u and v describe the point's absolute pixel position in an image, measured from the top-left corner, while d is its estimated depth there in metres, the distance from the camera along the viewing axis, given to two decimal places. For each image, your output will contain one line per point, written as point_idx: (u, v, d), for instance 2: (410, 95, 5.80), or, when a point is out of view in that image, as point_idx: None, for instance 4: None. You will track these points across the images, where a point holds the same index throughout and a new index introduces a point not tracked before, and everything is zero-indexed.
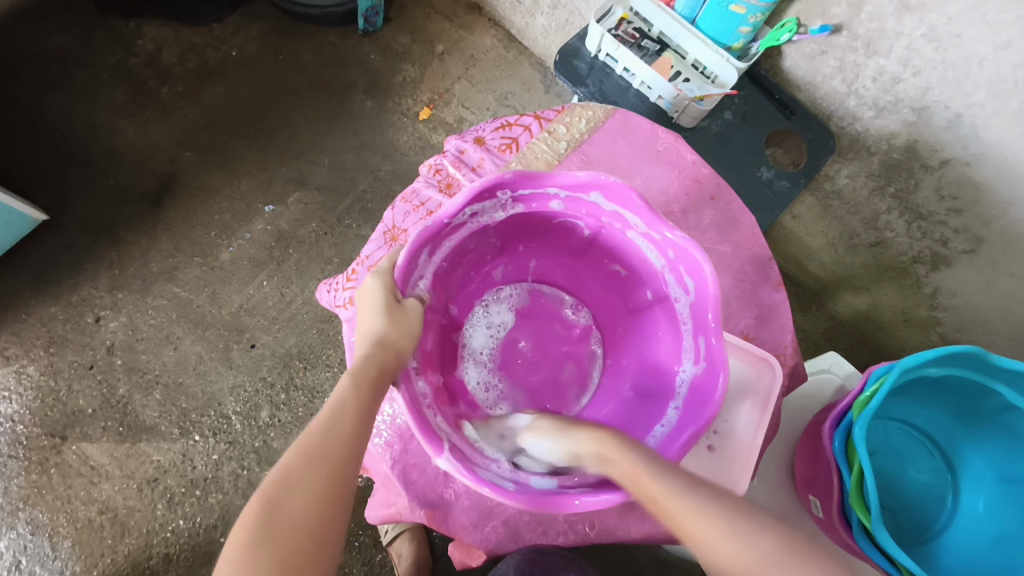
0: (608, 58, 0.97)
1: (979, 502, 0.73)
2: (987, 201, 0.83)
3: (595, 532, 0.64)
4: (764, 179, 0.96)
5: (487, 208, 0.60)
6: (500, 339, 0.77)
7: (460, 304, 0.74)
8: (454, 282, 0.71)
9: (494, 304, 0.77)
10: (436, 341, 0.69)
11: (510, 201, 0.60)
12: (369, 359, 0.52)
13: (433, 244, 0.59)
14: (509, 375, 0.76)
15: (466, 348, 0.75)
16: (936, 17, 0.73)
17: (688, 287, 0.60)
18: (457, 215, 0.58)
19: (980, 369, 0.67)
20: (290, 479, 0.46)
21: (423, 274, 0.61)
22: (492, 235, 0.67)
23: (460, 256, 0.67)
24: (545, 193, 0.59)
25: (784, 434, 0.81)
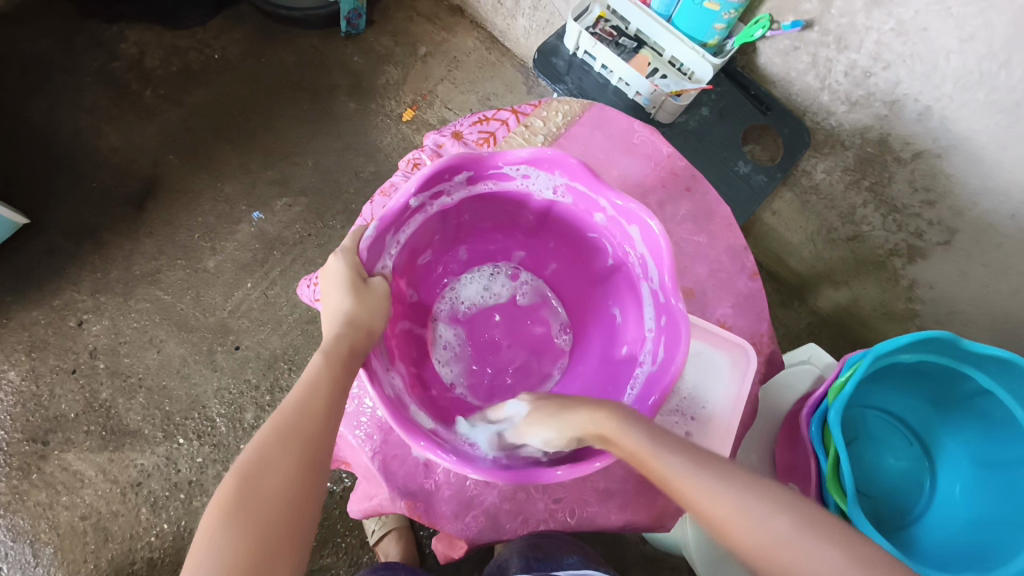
0: (586, 56, 0.99)
1: (955, 487, 0.75)
2: (959, 192, 0.85)
3: (575, 521, 0.64)
4: (741, 173, 0.97)
5: (543, 183, 0.62)
6: (481, 304, 0.78)
7: (472, 253, 0.76)
8: (471, 233, 0.72)
9: (502, 277, 0.79)
10: (427, 263, 0.72)
11: (562, 187, 0.62)
12: (340, 338, 0.52)
13: (475, 180, 0.61)
14: (469, 343, 0.77)
15: (454, 291, 0.77)
16: (903, 11, 0.74)
17: (659, 352, 0.59)
18: (510, 164, 0.59)
19: (952, 354, 0.68)
20: (268, 461, 0.46)
21: (450, 194, 0.62)
22: (515, 209, 0.68)
23: (487, 213, 0.68)
24: (596, 200, 0.61)
25: (764, 424, 0.81)
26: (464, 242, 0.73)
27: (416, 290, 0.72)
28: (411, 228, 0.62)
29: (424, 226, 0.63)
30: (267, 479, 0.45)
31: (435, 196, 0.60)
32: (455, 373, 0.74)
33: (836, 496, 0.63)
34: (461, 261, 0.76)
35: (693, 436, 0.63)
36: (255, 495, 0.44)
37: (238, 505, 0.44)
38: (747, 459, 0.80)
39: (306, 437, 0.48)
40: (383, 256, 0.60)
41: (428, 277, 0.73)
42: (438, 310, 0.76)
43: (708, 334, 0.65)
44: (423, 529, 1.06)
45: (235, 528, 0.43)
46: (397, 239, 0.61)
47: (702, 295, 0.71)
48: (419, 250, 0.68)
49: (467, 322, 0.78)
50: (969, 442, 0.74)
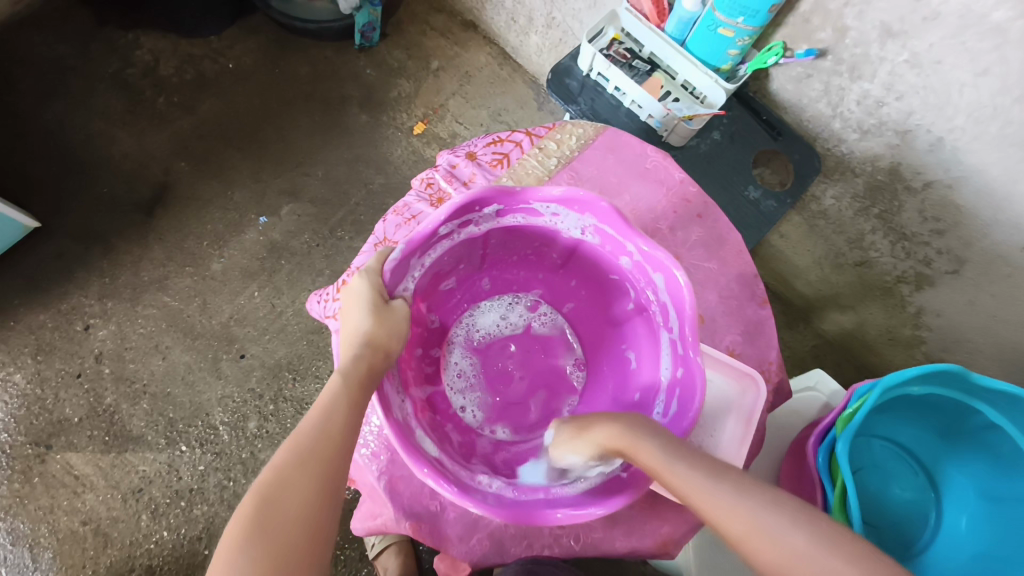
0: (599, 77, 0.99)
1: (961, 519, 0.74)
2: (969, 223, 0.85)
3: (580, 545, 0.64)
4: (751, 198, 0.97)
5: (572, 222, 0.62)
6: (496, 334, 0.78)
7: (494, 282, 0.77)
8: (496, 263, 0.73)
9: (521, 305, 0.79)
10: (449, 288, 0.73)
11: (591, 227, 0.62)
12: (359, 359, 0.54)
13: (505, 211, 0.61)
14: (481, 372, 0.77)
15: (471, 319, 0.78)
16: (918, 44, 0.75)
17: (672, 402, 0.60)
18: (541, 203, 0.60)
19: (961, 387, 0.68)
20: (284, 478, 0.47)
21: (477, 224, 0.62)
22: (542, 244, 0.69)
23: (514, 244, 0.69)
24: (624, 244, 0.61)
25: (769, 451, 0.81)
26: (488, 271, 0.74)
27: (435, 314, 0.73)
28: (436, 251, 0.62)
29: (449, 252, 0.64)
30: (285, 499, 0.46)
31: (464, 224, 0.61)
32: (466, 402, 0.74)
33: (842, 529, 0.63)
34: (484, 289, 0.77)
35: None
36: (274, 516, 0.45)
37: (258, 525, 0.44)
38: None
39: (324, 460, 0.49)
40: (406, 277, 0.61)
41: (449, 301, 0.75)
42: (453, 337, 0.77)
43: (716, 362, 0.65)
44: (423, 544, 1.05)
45: (253, 546, 0.44)
46: (422, 261, 0.62)
47: (710, 323, 0.71)
48: (444, 276, 0.69)
49: (481, 351, 0.78)
50: (976, 474, 0.74)
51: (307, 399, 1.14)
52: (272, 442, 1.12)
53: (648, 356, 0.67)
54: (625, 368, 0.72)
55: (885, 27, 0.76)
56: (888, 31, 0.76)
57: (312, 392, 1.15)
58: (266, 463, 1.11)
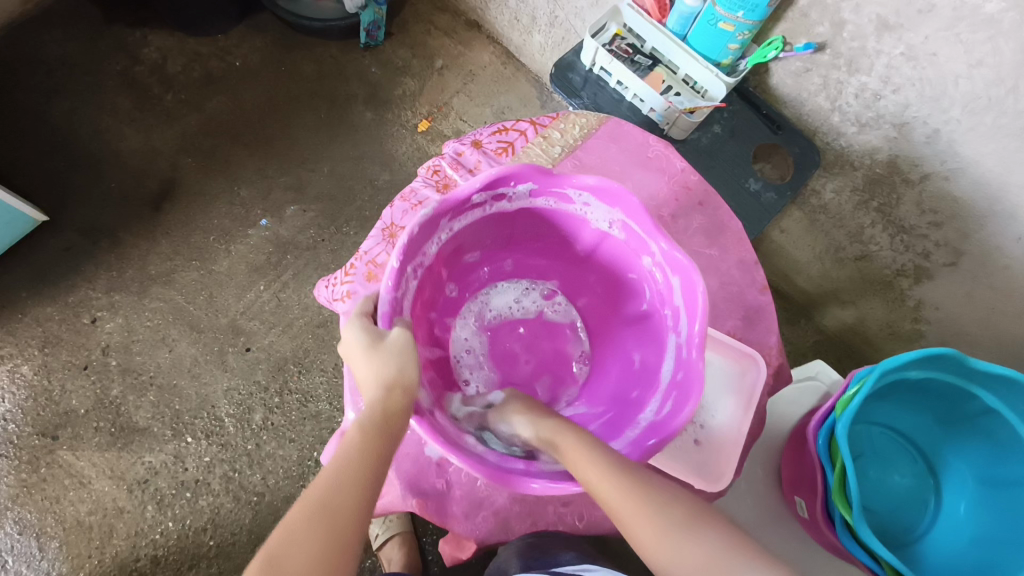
0: (602, 72, 1.01)
1: (960, 505, 0.75)
2: (965, 214, 0.87)
3: (584, 524, 0.65)
4: (752, 190, 0.99)
5: (602, 214, 0.65)
6: (509, 317, 0.79)
7: (514, 264, 0.78)
8: (520, 245, 0.74)
9: (534, 293, 0.80)
10: (471, 262, 0.74)
11: (619, 222, 0.64)
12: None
13: (539, 192, 0.63)
14: (488, 351, 0.78)
15: (487, 298, 0.78)
16: (913, 36, 0.77)
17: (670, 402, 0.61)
18: (575, 188, 0.62)
19: (958, 372, 0.69)
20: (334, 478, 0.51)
21: (510, 200, 0.64)
22: (568, 233, 0.70)
23: (542, 229, 0.71)
24: (649, 243, 0.63)
25: (770, 437, 0.82)
26: (512, 253, 0.76)
27: (454, 285, 0.74)
28: (466, 219, 0.64)
29: (474, 225, 0.66)
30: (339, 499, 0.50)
31: (497, 198, 0.62)
32: (470, 377, 0.75)
33: (842, 509, 0.64)
34: (505, 270, 0.78)
35: (701, 444, 0.64)
36: (328, 525, 0.48)
37: (309, 531, 0.48)
38: (753, 472, 0.80)
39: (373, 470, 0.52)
40: (434, 236, 0.62)
41: (468, 275, 0.75)
42: (467, 312, 0.77)
43: (719, 343, 0.67)
44: (427, 535, 1.06)
45: (311, 533, 0.48)
46: (451, 226, 0.63)
47: (712, 307, 0.72)
48: (467, 249, 0.70)
49: (491, 330, 0.78)
50: (974, 460, 0.75)
51: (312, 392, 1.16)
52: (278, 434, 1.13)
53: (654, 357, 0.68)
54: (628, 368, 0.72)
55: (881, 20, 0.78)
56: (884, 24, 0.78)
57: (317, 385, 1.16)
58: (271, 454, 1.12)
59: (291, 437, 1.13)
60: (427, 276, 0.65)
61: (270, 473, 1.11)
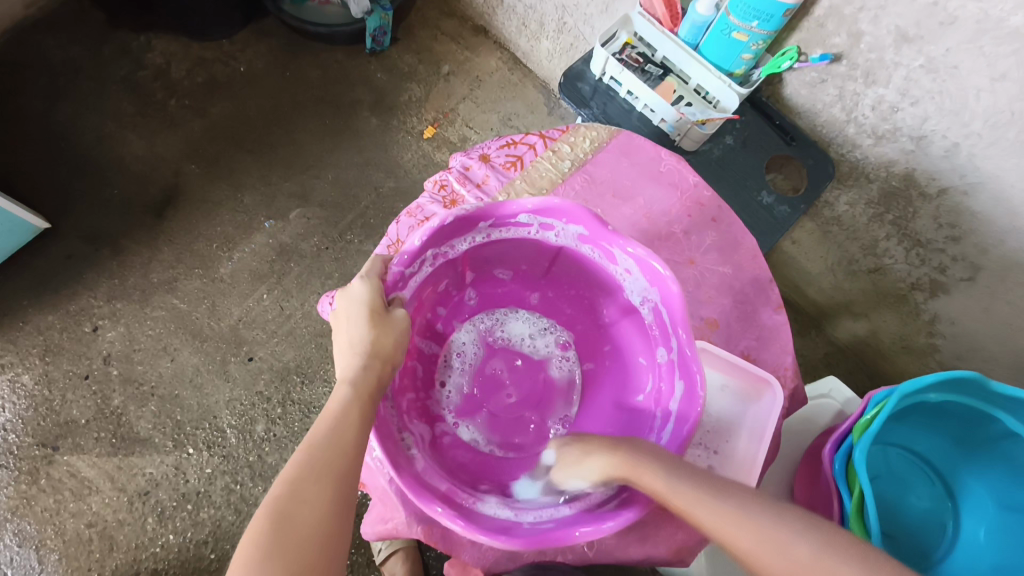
0: (612, 82, 1.00)
1: (980, 530, 0.73)
2: (985, 230, 0.85)
3: (592, 552, 0.63)
4: (765, 204, 0.97)
5: (638, 286, 0.65)
6: (515, 345, 0.75)
7: (540, 299, 0.76)
8: (552, 283, 0.74)
9: (543, 338, 0.76)
10: (499, 277, 0.75)
11: (650, 300, 0.64)
12: (367, 369, 0.55)
13: (586, 240, 0.64)
14: (477, 371, 0.74)
15: (504, 320, 0.76)
16: (934, 49, 0.74)
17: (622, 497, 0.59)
18: (621, 253, 0.63)
19: (979, 395, 0.67)
20: (297, 491, 0.47)
21: (558, 233, 0.64)
22: (597, 285, 0.70)
23: (581, 276, 0.71)
24: (670, 334, 0.62)
25: (783, 458, 0.80)
26: (542, 288, 0.75)
27: (475, 292, 0.75)
28: (504, 233, 0.65)
29: (505, 243, 0.67)
30: (301, 514, 0.46)
31: (545, 227, 0.64)
32: (448, 380, 0.73)
33: (860, 538, 0.62)
34: (530, 301, 0.76)
35: (713, 471, 0.62)
36: (292, 528, 0.45)
37: (273, 534, 0.45)
38: (766, 494, 0.79)
39: (337, 468, 0.49)
40: (471, 233, 0.63)
41: (494, 290, 0.76)
42: (479, 320, 0.76)
43: (732, 366, 0.65)
44: (431, 550, 1.05)
45: (269, 559, 0.44)
46: (489, 233, 0.64)
47: (726, 328, 0.70)
48: (497, 264, 0.72)
49: (491, 350, 0.75)
50: (994, 484, 0.73)
51: (315, 402, 1.14)
52: (280, 445, 1.11)
53: (633, 439, 0.65)
54: None
55: (900, 32, 0.76)
56: (904, 36, 0.76)
57: (320, 395, 1.15)
58: (273, 466, 1.10)
59: (293, 448, 1.11)
60: (448, 266, 0.66)
61: (272, 485, 1.09)
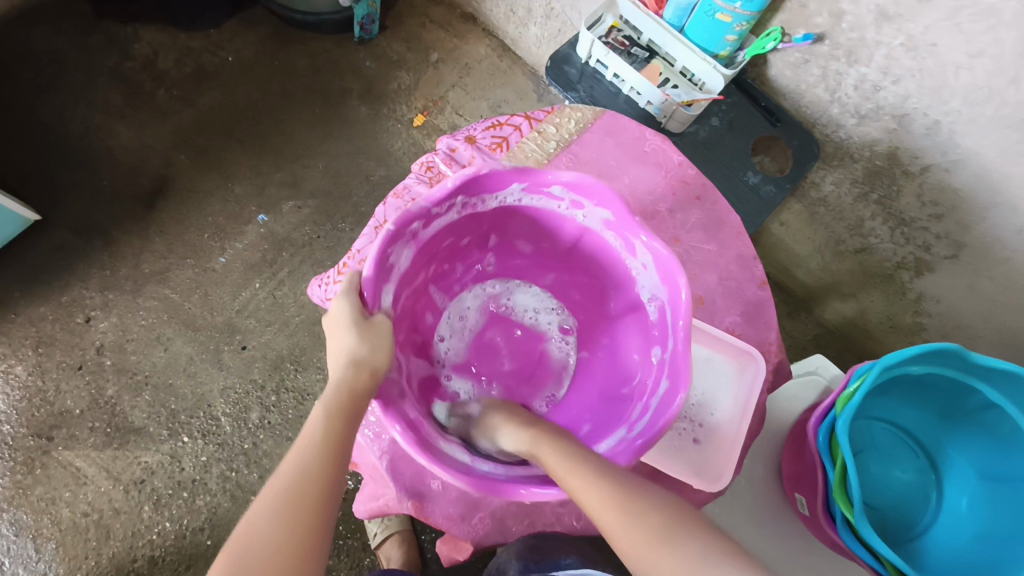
0: (598, 65, 1.00)
1: (961, 501, 0.74)
2: (966, 207, 0.86)
3: (581, 525, 0.64)
4: (751, 184, 0.98)
5: (649, 283, 0.63)
6: (518, 317, 0.78)
7: (553, 280, 0.77)
8: (569, 267, 0.74)
9: (548, 320, 0.78)
10: (519, 249, 0.73)
11: (657, 298, 0.62)
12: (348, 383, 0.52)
13: (611, 226, 0.62)
14: (476, 333, 0.77)
15: (513, 291, 0.78)
16: (913, 27, 0.75)
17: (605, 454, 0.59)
18: (641, 249, 0.61)
19: (958, 367, 0.68)
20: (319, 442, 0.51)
21: (586, 214, 0.63)
22: (612, 279, 0.69)
23: (592, 259, 0.70)
24: (669, 336, 0.59)
25: (769, 433, 0.81)
26: (557, 270, 0.75)
27: (494, 256, 0.74)
28: (535, 200, 0.62)
29: (533, 214, 0.65)
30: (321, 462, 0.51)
31: (576, 204, 0.62)
32: (446, 335, 0.75)
33: (843, 507, 0.64)
34: (543, 280, 0.78)
35: (700, 444, 0.63)
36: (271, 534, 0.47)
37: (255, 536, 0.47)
38: (753, 469, 0.80)
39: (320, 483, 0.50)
40: (503, 190, 0.60)
41: (510, 261, 0.76)
42: (490, 284, 0.78)
43: (716, 340, 0.66)
44: (426, 533, 1.06)
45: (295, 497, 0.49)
46: (521, 198, 0.62)
47: (710, 304, 0.71)
48: (507, 237, 0.70)
49: (493, 317, 0.78)
50: (976, 456, 0.74)
51: (309, 390, 1.15)
52: (274, 432, 1.12)
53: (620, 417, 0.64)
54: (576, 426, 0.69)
55: (880, 10, 0.76)
56: (884, 14, 0.77)
57: (314, 383, 1.15)
58: (268, 454, 1.11)
59: (288, 436, 1.12)
60: (472, 221, 0.64)
61: (267, 472, 1.10)
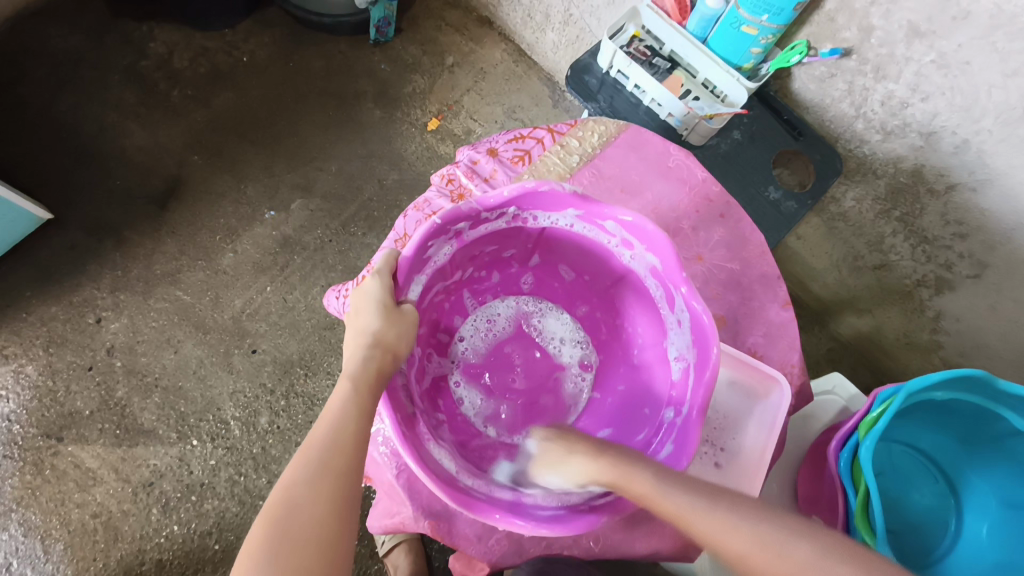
0: (619, 75, 0.98)
1: (982, 528, 0.73)
2: (992, 227, 0.84)
3: (599, 547, 0.64)
4: (772, 198, 0.95)
5: (680, 342, 0.62)
6: (542, 339, 0.77)
7: (586, 311, 0.76)
8: (604, 301, 0.74)
9: (570, 348, 0.76)
10: (560, 273, 0.75)
11: (685, 354, 0.62)
12: (367, 361, 0.54)
13: (655, 273, 0.62)
14: (497, 344, 0.76)
15: (545, 313, 0.77)
16: (946, 44, 0.74)
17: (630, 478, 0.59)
18: (681, 305, 0.61)
19: (986, 394, 0.67)
20: (335, 432, 0.51)
21: (632, 255, 0.63)
22: (644, 321, 0.69)
23: (624, 294, 0.70)
24: (687, 394, 0.59)
25: (788, 454, 0.80)
26: (591, 301, 0.75)
27: (533, 276, 0.76)
28: (586, 229, 0.64)
29: (577, 242, 0.66)
30: (338, 447, 0.50)
31: (626, 244, 0.63)
32: (468, 336, 0.75)
33: (865, 534, 0.62)
34: (576, 310, 0.77)
35: (721, 468, 0.62)
36: (289, 532, 0.45)
37: (272, 539, 0.45)
38: (769, 490, 0.79)
39: (339, 477, 0.49)
40: (558, 213, 0.62)
41: (548, 282, 0.76)
42: (524, 300, 0.77)
43: (739, 363, 0.65)
44: (433, 542, 1.05)
45: (310, 487, 0.47)
46: (573, 222, 0.63)
47: (733, 324, 0.70)
48: (543, 255, 0.72)
49: (519, 332, 0.77)
50: (998, 483, 0.73)
51: (319, 395, 1.14)
52: (283, 437, 1.12)
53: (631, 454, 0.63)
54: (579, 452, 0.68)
55: (912, 26, 0.75)
56: (915, 30, 0.75)
57: (324, 388, 1.15)
58: (277, 459, 1.11)
59: (297, 441, 1.12)
60: (516, 232, 0.66)
61: (275, 477, 1.10)
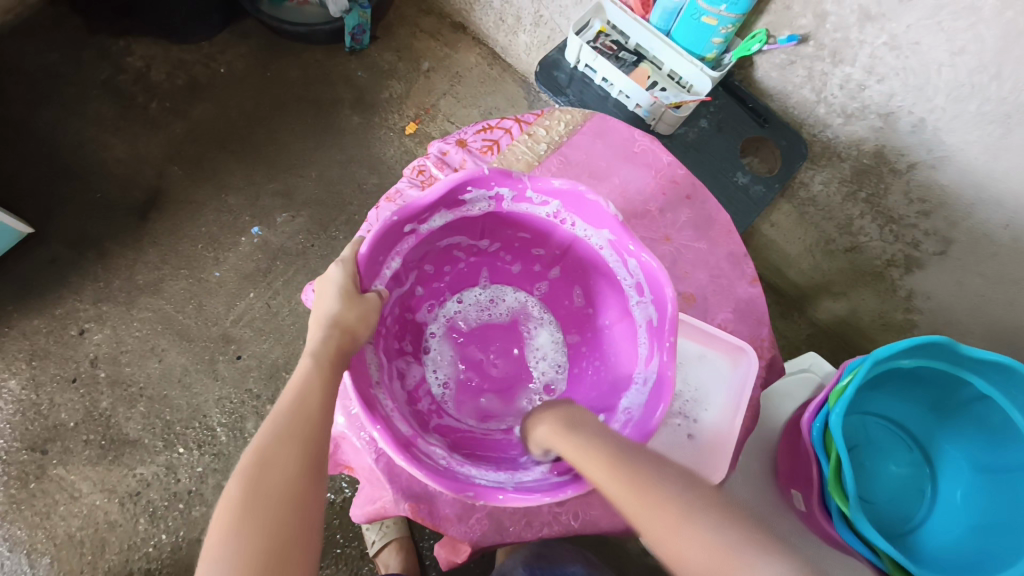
0: (587, 69, 1.02)
1: (957, 493, 0.75)
2: (953, 203, 0.87)
3: (579, 523, 0.64)
4: (741, 184, 0.99)
5: (636, 400, 0.62)
6: (527, 347, 0.78)
7: (575, 338, 0.77)
8: (593, 334, 0.75)
9: (543, 362, 0.77)
10: (573, 295, 0.76)
11: (637, 403, 0.61)
12: (326, 340, 0.55)
13: (649, 328, 0.63)
14: (487, 322, 0.80)
15: (542, 325, 0.79)
16: (896, 26, 0.77)
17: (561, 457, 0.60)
18: (653, 367, 0.61)
19: (952, 360, 0.68)
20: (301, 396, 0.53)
21: (638, 304, 0.64)
22: (621, 349, 0.69)
23: (617, 330, 0.70)
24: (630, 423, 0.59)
25: (765, 431, 0.81)
26: (584, 332, 0.76)
27: (548, 287, 0.78)
28: (612, 257, 0.66)
29: (589, 254, 0.68)
30: (308, 403, 0.52)
31: (638, 290, 0.64)
32: (466, 301, 0.79)
33: (838, 501, 0.64)
34: (569, 336, 0.78)
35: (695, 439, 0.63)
36: (260, 493, 0.47)
37: (246, 495, 0.47)
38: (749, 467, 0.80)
39: (307, 439, 0.51)
40: (595, 229, 0.65)
41: (557, 295, 0.78)
42: (532, 302, 0.80)
43: (709, 336, 0.66)
44: (424, 540, 1.06)
45: (283, 446, 0.50)
46: (604, 245, 0.65)
47: (702, 301, 0.72)
48: (553, 264, 0.74)
49: (512, 325, 0.80)
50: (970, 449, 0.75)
51: None
52: None
53: None
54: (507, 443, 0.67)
55: (863, 10, 0.78)
56: (867, 14, 0.78)
57: None
58: None
59: None
60: (548, 232, 0.68)
61: None
